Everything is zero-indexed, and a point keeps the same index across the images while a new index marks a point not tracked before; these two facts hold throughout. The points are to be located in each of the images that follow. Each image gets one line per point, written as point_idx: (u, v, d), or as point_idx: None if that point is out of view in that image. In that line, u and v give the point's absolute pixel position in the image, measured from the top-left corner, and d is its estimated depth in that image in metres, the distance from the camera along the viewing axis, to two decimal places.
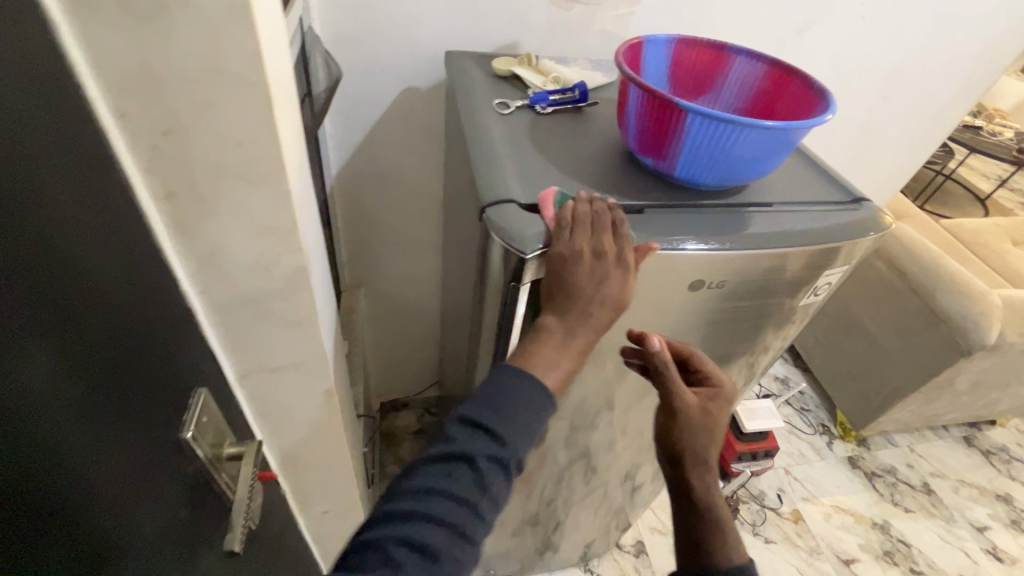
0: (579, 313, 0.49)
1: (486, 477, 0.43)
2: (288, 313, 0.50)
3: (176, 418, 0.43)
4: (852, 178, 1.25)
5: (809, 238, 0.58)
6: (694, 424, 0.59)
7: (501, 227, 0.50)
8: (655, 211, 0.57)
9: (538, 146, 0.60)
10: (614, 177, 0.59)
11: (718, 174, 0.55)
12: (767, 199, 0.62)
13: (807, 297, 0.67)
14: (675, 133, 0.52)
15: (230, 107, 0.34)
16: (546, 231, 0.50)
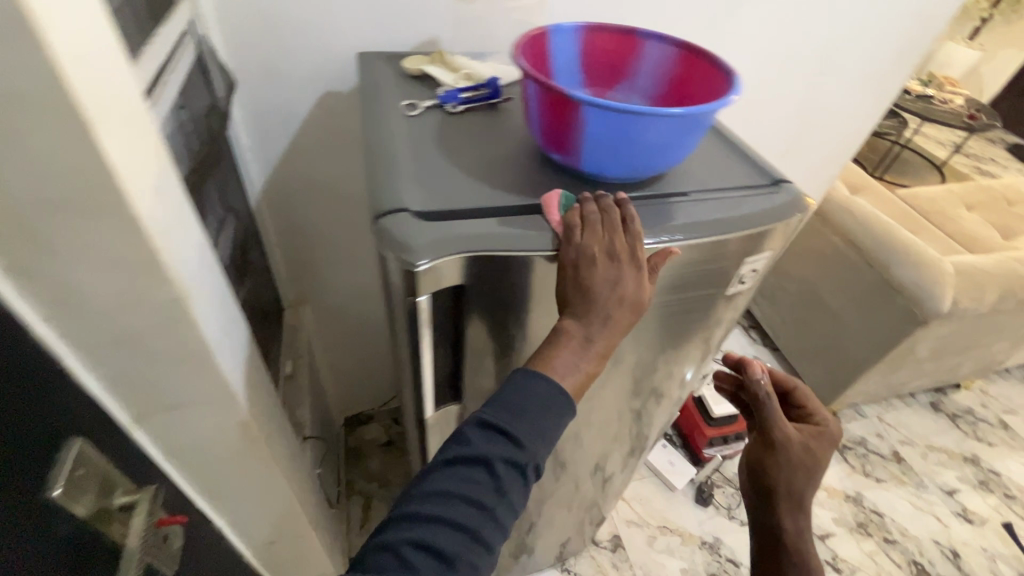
0: (602, 316, 0.49)
1: (505, 481, 0.45)
2: (173, 348, 0.46)
3: (42, 476, 0.39)
4: (798, 156, 1.24)
5: (727, 228, 0.56)
6: (797, 456, 0.72)
7: (389, 239, 0.46)
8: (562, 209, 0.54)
9: (444, 147, 0.57)
10: (523, 174, 0.56)
11: (627, 166, 0.53)
12: (685, 187, 0.59)
13: (734, 286, 0.65)
14: (576, 129, 0.49)
15: (41, 133, 0.31)
16: (439, 239, 0.47)
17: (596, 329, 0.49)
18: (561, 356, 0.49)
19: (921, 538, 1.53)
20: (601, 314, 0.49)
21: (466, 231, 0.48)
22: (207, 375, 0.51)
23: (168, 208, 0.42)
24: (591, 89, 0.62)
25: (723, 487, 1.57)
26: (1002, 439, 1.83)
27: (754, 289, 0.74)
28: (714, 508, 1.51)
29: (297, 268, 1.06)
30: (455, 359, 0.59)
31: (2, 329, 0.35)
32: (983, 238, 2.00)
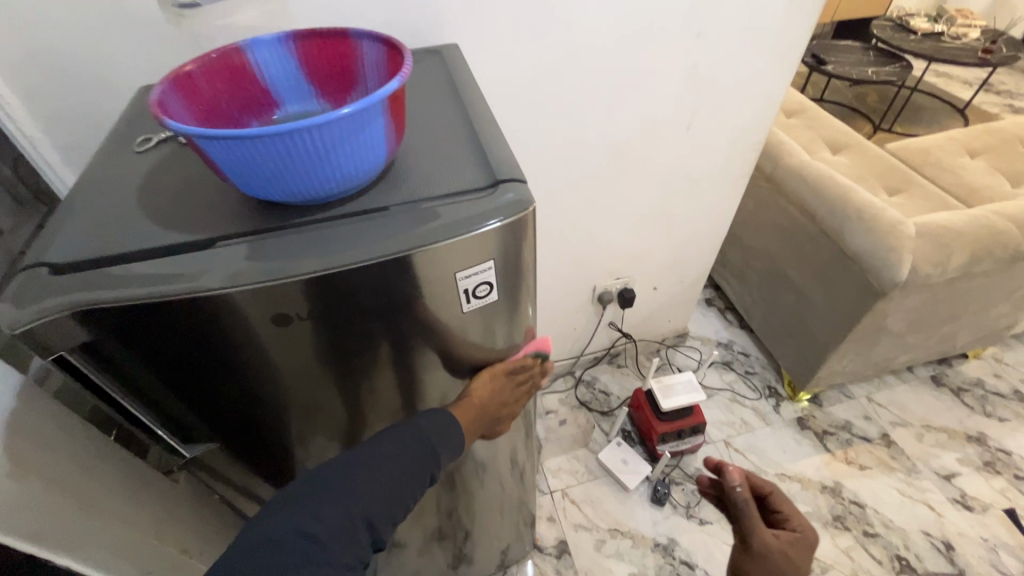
0: (489, 414, 0.70)
1: (426, 480, 0.61)
2: None
3: None
4: (704, 127, 1.15)
5: (411, 244, 0.50)
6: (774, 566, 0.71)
7: (14, 294, 0.46)
8: (240, 241, 0.50)
9: (143, 185, 0.54)
10: (198, 211, 0.52)
11: (284, 190, 0.47)
12: (404, 196, 0.53)
13: (466, 297, 0.57)
14: (203, 156, 0.45)
15: None
16: (54, 294, 0.45)
17: (481, 414, 0.69)
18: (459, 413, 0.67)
19: (908, 531, 1.39)
20: (490, 408, 0.70)
21: (80, 288, 0.46)
22: None
23: None
24: (322, 99, 0.57)
25: (683, 484, 1.48)
26: (1017, 413, 1.64)
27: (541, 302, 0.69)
28: (670, 507, 1.44)
29: None
30: (187, 407, 0.56)
31: None
32: (986, 188, 1.78)
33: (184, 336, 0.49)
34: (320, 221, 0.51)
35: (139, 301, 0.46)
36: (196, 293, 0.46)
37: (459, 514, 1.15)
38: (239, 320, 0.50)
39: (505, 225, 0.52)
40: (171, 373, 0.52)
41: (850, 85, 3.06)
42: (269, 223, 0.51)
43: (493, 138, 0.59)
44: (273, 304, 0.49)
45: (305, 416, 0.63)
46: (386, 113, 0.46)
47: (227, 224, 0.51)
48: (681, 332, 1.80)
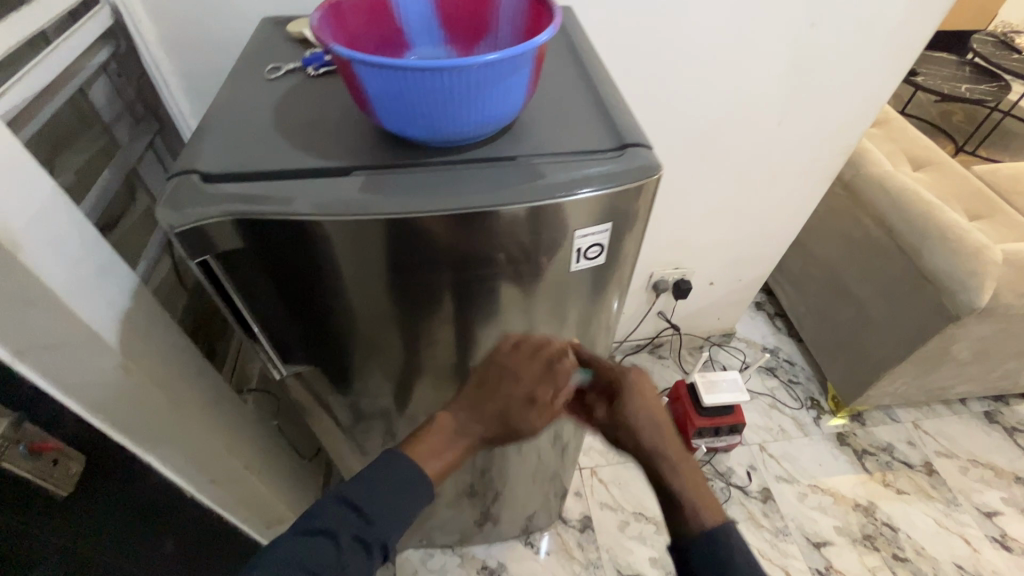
0: (478, 423, 0.60)
1: (349, 549, 0.52)
2: (18, 289, 0.51)
3: None
4: (796, 123, 1.11)
5: (535, 194, 0.51)
6: (627, 433, 0.62)
7: (169, 196, 0.49)
8: (369, 172, 0.51)
9: (279, 109, 0.56)
10: (330, 139, 0.54)
11: (423, 127, 0.48)
12: (527, 150, 0.54)
13: (576, 260, 0.58)
14: (356, 85, 0.46)
15: None
16: (204, 199, 0.48)
17: (463, 423, 0.60)
18: (430, 436, 0.59)
19: (940, 560, 1.36)
20: (476, 411, 0.60)
21: (227, 196, 0.48)
22: (62, 318, 0.56)
23: None
24: (452, 44, 0.58)
25: (712, 480, 1.49)
26: None
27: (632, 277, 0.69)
28: None
29: None
30: (293, 326, 0.60)
31: None
32: None
33: (311, 257, 0.52)
34: (445, 164, 0.53)
35: (281, 217, 0.48)
36: (331, 216, 0.48)
37: (495, 474, 1.19)
38: (361, 248, 0.52)
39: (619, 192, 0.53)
40: (288, 291, 0.55)
41: (935, 102, 2.90)
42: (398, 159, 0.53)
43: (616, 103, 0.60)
44: (395, 239, 0.51)
45: (393, 354, 0.65)
46: (531, 64, 0.47)
47: (359, 156, 0.52)
48: (727, 332, 1.78)
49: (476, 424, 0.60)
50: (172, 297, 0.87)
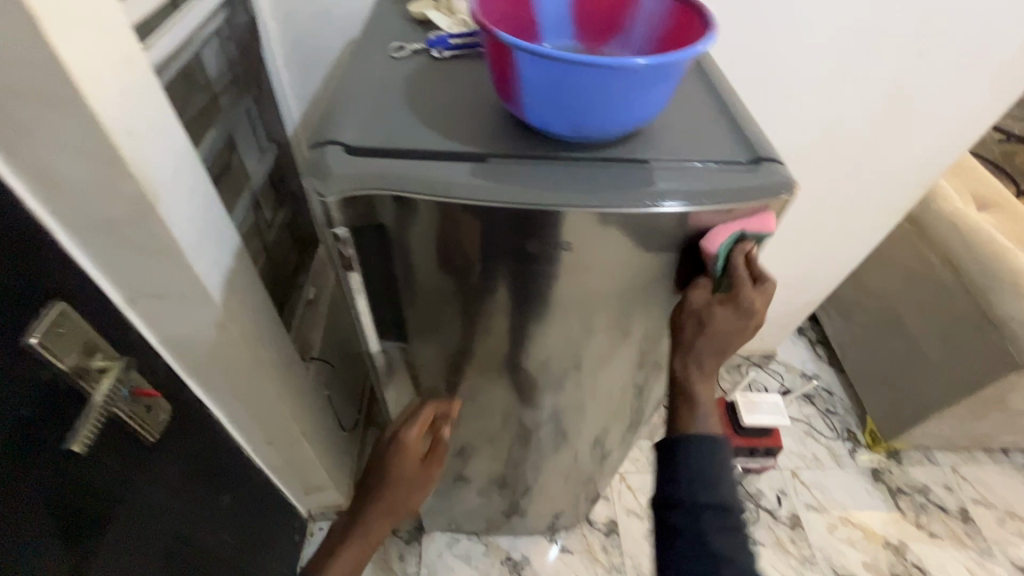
0: (386, 512, 0.74)
1: None
2: (147, 240, 0.53)
3: (22, 323, 0.47)
4: (881, 152, 1.09)
5: (667, 202, 0.51)
6: (715, 337, 0.56)
7: (313, 165, 0.51)
8: (504, 161, 0.51)
9: (410, 89, 0.57)
10: (463, 123, 0.54)
11: (570, 122, 0.48)
12: (661, 154, 0.54)
13: (697, 273, 0.60)
14: (512, 75, 0.46)
15: (12, 44, 0.38)
16: (347, 174, 0.49)
17: (368, 520, 0.73)
18: (341, 532, 0.74)
19: None
20: (376, 506, 0.73)
21: (368, 170, 0.50)
22: (180, 271, 0.58)
23: (138, 110, 0.47)
24: (581, 42, 0.58)
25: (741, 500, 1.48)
26: None
27: None
28: None
29: None
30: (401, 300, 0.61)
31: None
32: None
33: (434, 239, 0.53)
34: (579, 160, 0.53)
35: (424, 198, 0.49)
36: (468, 201, 0.49)
37: (532, 469, 1.20)
38: (487, 236, 0.52)
39: (745, 206, 0.52)
40: (404, 269, 0.57)
41: (1000, 141, 2.80)
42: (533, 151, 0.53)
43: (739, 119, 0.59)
44: (524, 232, 0.51)
45: (482, 342, 0.66)
46: (686, 70, 0.47)
47: (494, 145, 0.52)
48: (767, 353, 1.76)
49: (380, 503, 0.73)
50: (253, 260, 0.89)
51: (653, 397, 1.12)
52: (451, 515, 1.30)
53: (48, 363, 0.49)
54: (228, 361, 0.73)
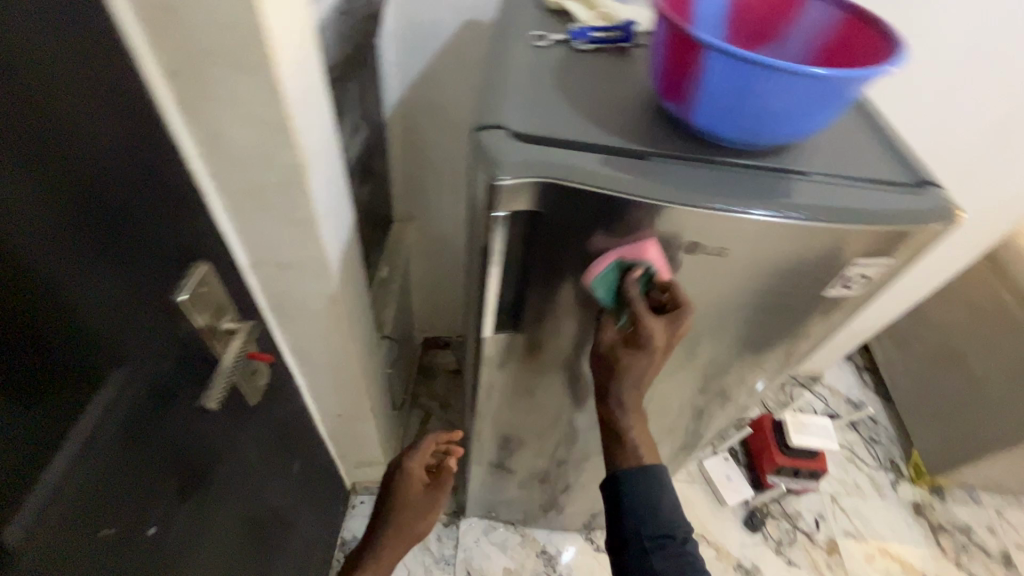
0: (403, 524, 0.96)
1: None
2: (287, 208, 0.54)
3: (171, 279, 0.48)
4: (975, 183, 1.08)
5: (826, 217, 0.50)
6: (620, 378, 0.55)
7: (485, 149, 0.48)
8: (666, 160, 0.51)
9: (558, 79, 0.57)
10: (617, 119, 0.53)
11: (741, 128, 0.48)
12: (816, 168, 0.54)
13: (838, 289, 0.58)
14: (696, 74, 0.45)
15: (219, 5, 0.38)
16: (526, 160, 0.47)
17: (395, 522, 0.96)
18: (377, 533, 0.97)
19: None
20: (400, 510, 0.96)
21: (545, 158, 0.48)
22: (309, 242, 0.58)
23: (307, 79, 0.48)
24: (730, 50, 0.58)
25: (779, 520, 1.46)
26: None
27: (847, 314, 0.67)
28: (762, 536, 1.43)
29: (412, 191, 1.15)
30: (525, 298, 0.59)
31: (160, 147, 0.44)
32: None
33: (587, 236, 0.51)
34: (737, 165, 0.52)
35: (598, 189, 0.47)
36: (635, 198, 0.47)
37: (581, 468, 1.19)
38: (637, 235, 0.51)
39: (899, 230, 0.51)
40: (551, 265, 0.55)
41: None
42: (693, 152, 0.52)
43: (874, 146, 0.59)
44: (675, 235, 0.51)
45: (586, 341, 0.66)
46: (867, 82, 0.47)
47: (654, 143, 0.51)
48: (814, 375, 1.74)
49: (398, 518, 0.95)
50: None
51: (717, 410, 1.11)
52: (490, 503, 1.31)
53: (188, 320, 0.51)
54: (327, 333, 0.74)
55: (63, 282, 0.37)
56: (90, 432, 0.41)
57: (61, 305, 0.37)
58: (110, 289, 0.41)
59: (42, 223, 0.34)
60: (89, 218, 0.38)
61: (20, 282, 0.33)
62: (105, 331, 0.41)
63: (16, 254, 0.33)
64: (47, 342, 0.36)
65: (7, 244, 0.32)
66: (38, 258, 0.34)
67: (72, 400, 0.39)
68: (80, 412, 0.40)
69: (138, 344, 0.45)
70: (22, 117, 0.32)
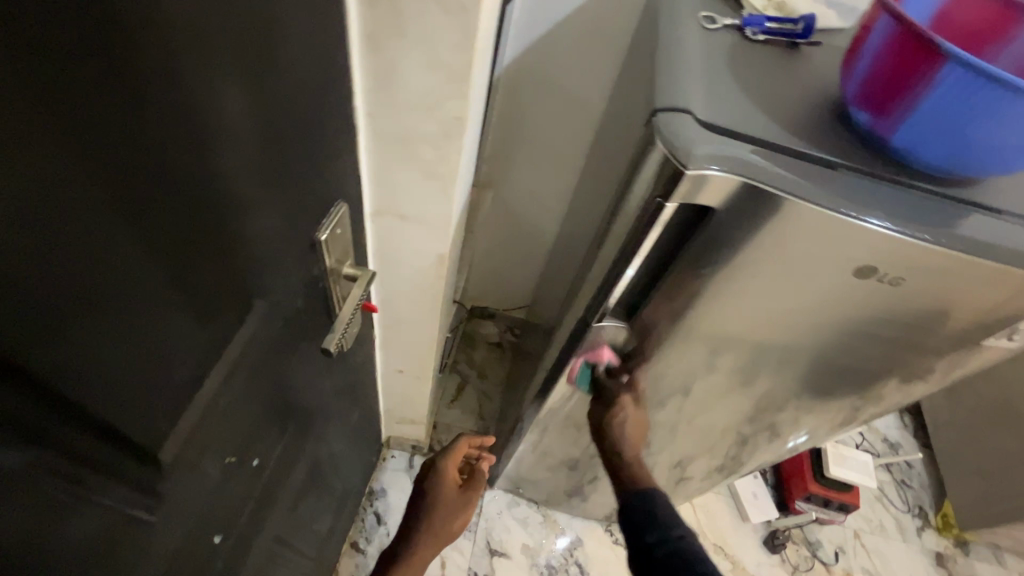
0: (437, 533, 0.88)
1: None
2: (431, 160, 0.52)
3: (316, 218, 0.47)
4: None
5: (1004, 256, 0.48)
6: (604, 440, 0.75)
7: (669, 132, 0.46)
8: (849, 173, 0.48)
9: (733, 66, 0.53)
10: (796, 120, 0.51)
11: (947, 154, 0.45)
12: (997, 203, 0.51)
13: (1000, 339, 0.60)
14: (915, 87, 0.42)
15: None
16: (715, 151, 0.45)
17: (432, 527, 0.87)
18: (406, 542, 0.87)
19: None
20: (438, 516, 0.88)
21: (733, 152, 0.46)
22: (441, 196, 0.56)
23: (490, 28, 0.45)
24: None
25: (798, 545, 1.46)
26: None
27: (971, 359, 0.65)
28: (779, 558, 1.43)
29: (498, 158, 1.12)
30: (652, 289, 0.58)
31: (338, 80, 0.42)
32: None
33: (745, 237, 0.49)
34: (920, 190, 0.49)
35: (784, 194, 0.45)
36: (815, 205, 0.46)
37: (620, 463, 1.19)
38: (799, 246, 0.48)
39: None
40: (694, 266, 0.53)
41: None
42: (875, 168, 0.49)
43: None
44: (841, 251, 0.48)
45: (693, 344, 0.64)
46: None
47: (837, 152, 0.49)
48: None
49: (435, 524, 0.88)
50: None
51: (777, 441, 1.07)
52: (519, 480, 1.32)
53: (320, 260, 0.50)
54: (423, 291, 0.73)
55: (241, 204, 0.35)
56: (233, 358, 0.41)
57: (235, 229, 0.35)
58: (273, 218, 0.39)
59: (238, 141, 0.32)
60: (272, 140, 0.36)
61: (209, 199, 0.32)
62: (262, 260, 0.40)
63: (212, 169, 0.31)
64: (216, 265, 0.34)
65: (208, 158, 0.30)
66: (227, 177, 0.32)
67: (227, 325, 0.38)
68: (229, 338, 0.39)
69: (282, 277, 0.44)
70: (244, 22, 0.29)
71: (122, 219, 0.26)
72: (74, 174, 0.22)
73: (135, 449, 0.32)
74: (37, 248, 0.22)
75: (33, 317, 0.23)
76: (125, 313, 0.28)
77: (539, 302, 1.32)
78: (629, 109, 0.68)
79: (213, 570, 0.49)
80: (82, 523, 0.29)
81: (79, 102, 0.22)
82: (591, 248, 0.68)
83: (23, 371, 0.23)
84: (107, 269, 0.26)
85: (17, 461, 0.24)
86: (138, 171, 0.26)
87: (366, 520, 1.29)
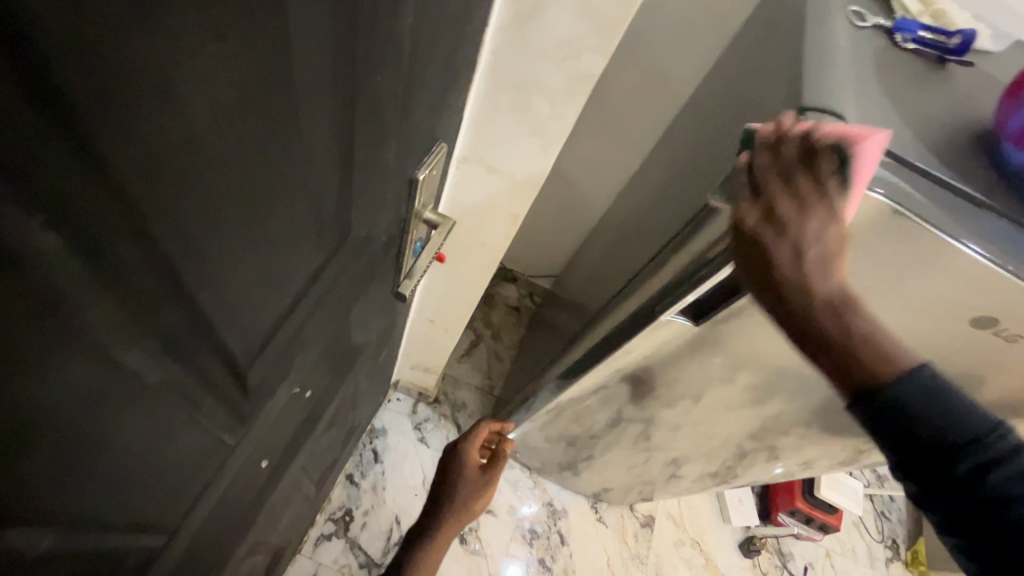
0: (459, 517, 0.86)
1: None
2: (546, 110, 0.51)
3: (419, 156, 0.44)
4: None
5: None
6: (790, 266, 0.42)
7: (819, 136, 0.42)
8: (988, 211, 0.45)
9: (879, 70, 0.50)
10: (938, 141, 0.47)
11: None
12: None
13: None
14: None
15: None
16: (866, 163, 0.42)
17: (450, 510, 0.86)
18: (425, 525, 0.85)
19: None
20: (456, 497, 0.87)
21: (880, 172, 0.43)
22: (541, 151, 0.55)
23: None
24: None
25: (771, 554, 1.50)
26: None
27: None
28: (751, 562, 1.47)
29: None
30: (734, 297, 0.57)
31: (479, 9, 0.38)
32: None
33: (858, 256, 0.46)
34: None
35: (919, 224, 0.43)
36: (939, 232, 0.44)
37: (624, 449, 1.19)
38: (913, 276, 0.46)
39: None
40: None
41: None
42: (1015, 208, 0.46)
43: None
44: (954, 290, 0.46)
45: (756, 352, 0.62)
46: None
47: (978, 185, 0.46)
48: None
49: (453, 505, 0.86)
50: None
51: (785, 464, 1.06)
52: (518, 445, 1.33)
53: (411, 197, 0.48)
54: (484, 246, 0.71)
55: (371, 137, 0.33)
56: (324, 289, 0.39)
57: (361, 162, 0.33)
58: (389, 153, 0.37)
59: (387, 67, 0.30)
60: (409, 69, 0.33)
61: (350, 129, 0.30)
62: (370, 194, 0.38)
63: (360, 96, 0.29)
64: (336, 197, 0.33)
65: (360, 84, 0.28)
66: (369, 105, 0.30)
67: (328, 256, 0.37)
68: (327, 271, 0.38)
69: (378, 213, 0.42)
70: None
71: (291, 146, 0.25)
72: (273, 89, 0.21)
73: (238, 380, 0.31)
74: (228, 158, 0.21)
75: (208, 236, 0.22)
76: (268, 244, 0.27)
77: (572, 275, 1.30)
78: (736, 100, 0.65)
79: (253, 490, 0.48)
80: (179, 442, 0.28)
81: (294, 16, 0.20)
82: (674, 238, 0.66)
83: (183, 285, 0.22)
84: (268, 189, 0.24)
85: (149, 372, 0.23)
86: (311, 87, 0.24)
87: (364, 455, 1.29)
